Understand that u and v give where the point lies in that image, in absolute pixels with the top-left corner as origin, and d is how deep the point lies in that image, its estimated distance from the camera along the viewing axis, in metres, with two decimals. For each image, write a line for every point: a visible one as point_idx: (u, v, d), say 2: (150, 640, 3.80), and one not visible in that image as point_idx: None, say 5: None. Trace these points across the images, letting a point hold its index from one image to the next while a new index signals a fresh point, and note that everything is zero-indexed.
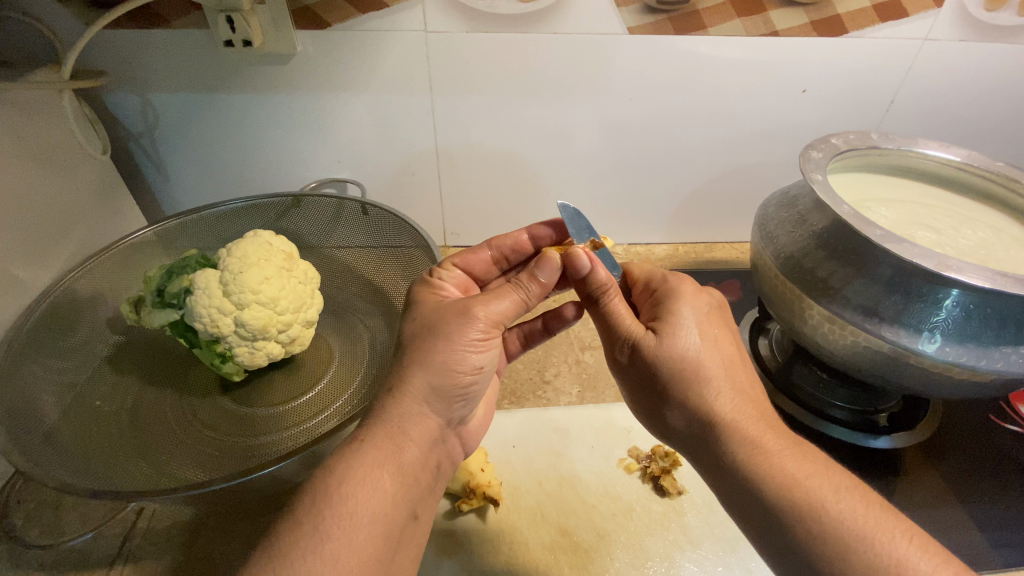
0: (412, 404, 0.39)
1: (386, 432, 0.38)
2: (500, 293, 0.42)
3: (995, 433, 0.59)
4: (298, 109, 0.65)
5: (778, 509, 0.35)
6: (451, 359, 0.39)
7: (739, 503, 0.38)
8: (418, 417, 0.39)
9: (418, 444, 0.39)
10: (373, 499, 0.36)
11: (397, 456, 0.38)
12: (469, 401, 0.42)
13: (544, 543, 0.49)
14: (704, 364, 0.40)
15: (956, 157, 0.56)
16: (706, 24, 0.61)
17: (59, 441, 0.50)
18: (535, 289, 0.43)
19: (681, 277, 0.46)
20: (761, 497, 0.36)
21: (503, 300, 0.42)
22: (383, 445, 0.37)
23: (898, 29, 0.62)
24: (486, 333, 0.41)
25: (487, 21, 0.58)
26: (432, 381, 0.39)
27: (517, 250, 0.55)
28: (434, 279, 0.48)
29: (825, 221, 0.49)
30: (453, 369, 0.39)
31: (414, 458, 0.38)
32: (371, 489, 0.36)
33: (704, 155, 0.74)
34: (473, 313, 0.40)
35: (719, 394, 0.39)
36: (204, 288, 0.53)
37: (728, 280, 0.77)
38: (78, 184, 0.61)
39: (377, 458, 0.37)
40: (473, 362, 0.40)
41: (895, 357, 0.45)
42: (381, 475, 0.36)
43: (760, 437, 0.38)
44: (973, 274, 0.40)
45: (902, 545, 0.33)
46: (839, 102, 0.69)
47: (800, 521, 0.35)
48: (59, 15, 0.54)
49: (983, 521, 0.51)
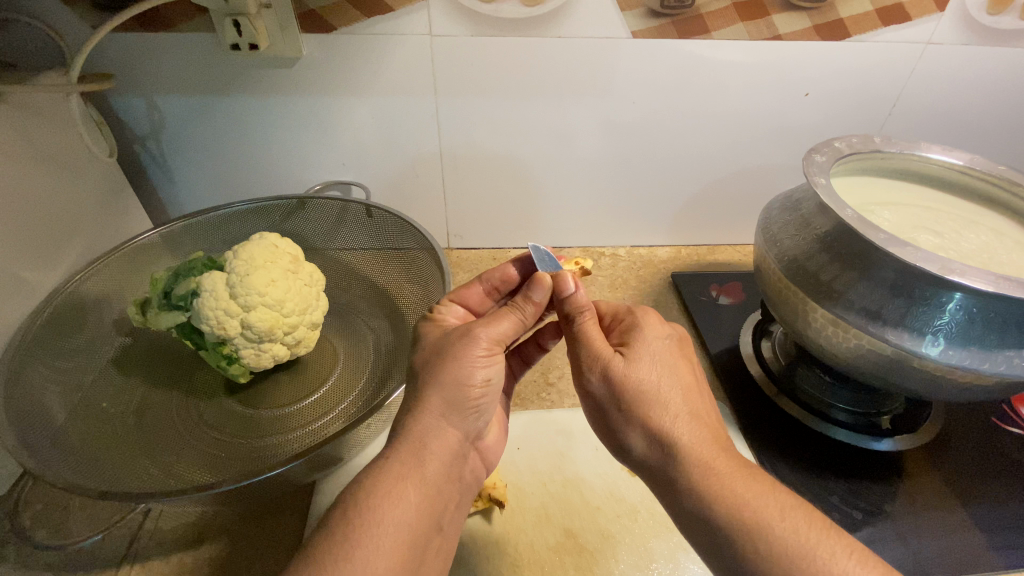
0: (431, 419, 0.39)
1: (409, 446, 0.38)
2: (499, 315, 0.43)
3: (998, 436, 0.59)
4: (303, 112, 0.65)
5: (725, 528, 0.35)
6: (461, 374, 0.39)
7: (690, 524, 0.38)
8: (440, 431, 0.39)
9: (440, 458, 0.39)
10: (399, 510, 0.36)
11: (420, 469, 0.38)
12: (484, 412, 0.43)
13: (549, 545, 0.49)
14: (662, 390, 0.40)
15: (958, 160, 0.57)
16: (710, 28, 0.61)
17: (66, 443, 0.50)
18: (530, 309, 0.44)
19: (645, 309, 0.46)
20: (711, 518, 0.36)
21: (502, 321, 0.43)
22: (407, 460, 0.38)
23: (901, 33, 0.62)
24: (489, 350, 0.41)
25: (491, 24, 0.58)
26: (446, 397, 0.39)
27: (508, 281, 0.52)
28: (434, 316, 0.47)
29: (829, 224, 0.49)
30: (463, 383, 0.39)
31: (437, 471, 0.39)
32: (397, 500, 0.36)
33: (707, 158, 0.74)
34: (474, 334, 0.41)
35: (676, 419, 0.39)
36: (211, 290, 0.53)
37: (731, 282, 0.78)
38: (86, 186, 0.61)
39: (402, 472, 0.37)
40: (481, 374, 0.40)
41: (898, 360, 0.45)
42: (406, 488, 0.37)
43: (712, 459, 0.37)
44: (977, 278, 0.40)
45: (844, 563, 0.33)
46: (842, 106, 0.69)
47: (747, 540, 0.35)
48: (67, 18, 0.55)
49: (986, 523, 0.51)
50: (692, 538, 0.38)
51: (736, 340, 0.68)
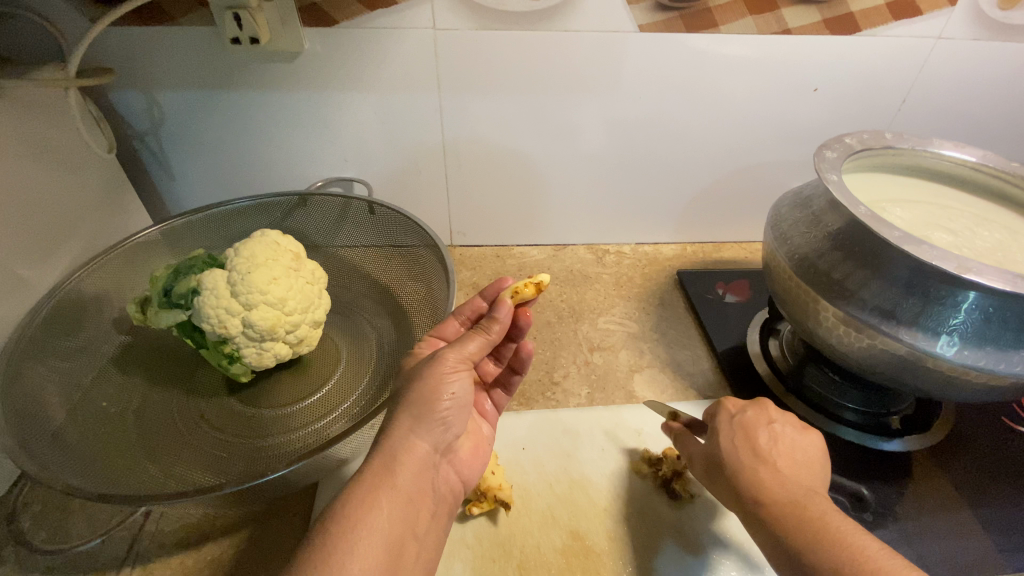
0: (401, 432, 0.39)
1: (380, 460, 0.38)
2: (467, 336, 0.43)
3: (1009, 436, 0.59)
4: (305, 108, 0.64)
5: (818, 563, 0.38)
6: (428, 389, 0.39)
7: (784, 567, 0.40)
8: (409, 442, 0.39)
9: (410, 469, 0.39)
10: (372, 519, 0.36)
11: (391, 481, 0.37)
12: (460, 425, 0.42)
13: (555, 547, 0.48)
14: (743, 451, 0.45)
15: (971, 157, 0.56)
16: (718, 22, 0.60)
17: (66, 444, 0.50)
18: (497, 327, 0.43)
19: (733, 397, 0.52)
20: (798, 553, 0.39)
21: (467, 343, 0.42)
22: (379, 473, 0.38)
23: (910, 28, 0.61)
24: (457, 366, 0.41)
25: (496, 17, 0.58)
26: (415, 412, 0.39)
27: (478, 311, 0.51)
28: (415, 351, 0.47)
29: (841, 221, 0.49)
30: (429, 397, 0.39)
31: (409, 482, 0.38)
32: (369, 509, 0.36)
33: (713, 154, 0.73)
34: (441, 354, 0.41)
35: (765, 473, 0.43)
36: (212, 289, 0.53)
37: (737, 280, 0.77)
38: (85, 183, 0.61)
39: (372, 485, 0.37)
40: (449, 388, 0.40)
41: (912, 360, 0.44)
42: (377, 499, 0.36)
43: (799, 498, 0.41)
44: (993, 276, 0.39)
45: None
46: (850, 102, 0.68)
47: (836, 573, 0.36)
48: (64, 12, 0.54)
49: (997, 525, 0.51)
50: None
51: (743, 339, 0.67)
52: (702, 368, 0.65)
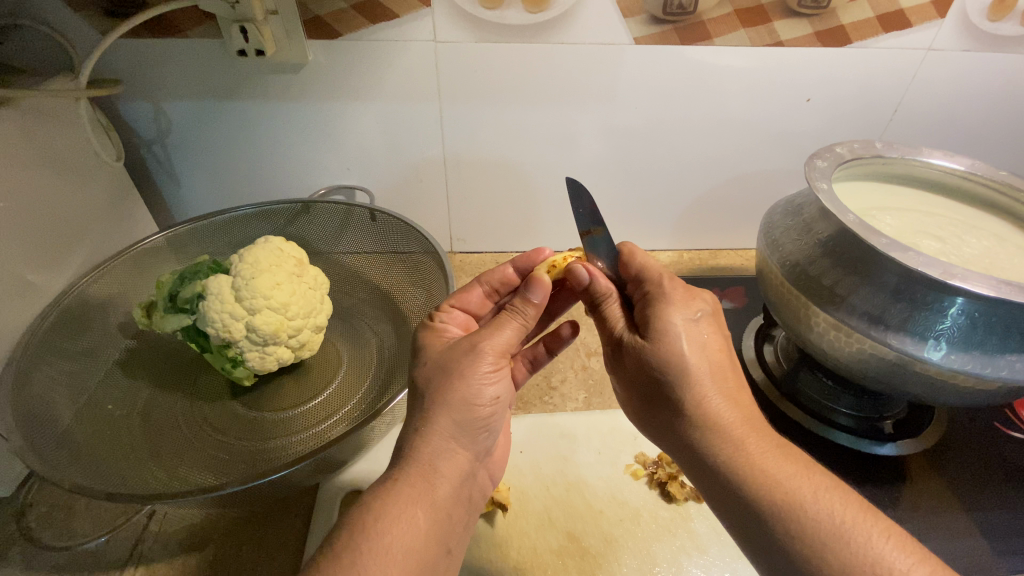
0: (441, 441, 0.40)
1: (419, 471, 0.38)
2: (501, 325, 0.43)
3: (1000, 440, 0.59)
4: (308, 118, 0.66)
5: (772, 527, 0.36)
6: (469, 394, 0.40)
7: (736, 517, 0.38)
8: (448, 452, 0.40)
9: (450, 480, 0.39)
10: (408, 534, 0.36)
11: (431, 493, 0.38)
12: (492, 430, 0.43)
13: (553, 548, 0.49)
14: (694, 369, 0.41)
15: (960, 165, 0.57)
16: (712, 34, 0.61)
17: (73, 445, 0.51)
18: (531, 311, 0.44)
19: (671, 282, 0.46)
20: (744, 495, 0.38)
21: (504, 329, 0.43)
22: (417, 485, 0.38)
23: (901, 39, 0.63)
24: (497, 363, 0.42)
25: (496, 31, 0.59)
26: (455, 418, 0.40)
27: (507, 280, 0.53)
28: (436, 322, 0.47)
29: (831, 229, 0.50)
30: (470, 403, 0.40)
31: (447, 494, 0.39)
32: (406, 524, 0.36)
33: (709, 163, 0.75)
34: (481, 348, 0.41)
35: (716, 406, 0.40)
36: (216, 294, 0.54)
37: (733, 286, 0.78)
38: (93, 190, 0.62)
39: (411, 495, 0.37)
40: (491, 391, 0.41)
41: (901, 364, 0.45)
42: (415, 511, 0.37)
43: (742, 432, 0.39)
44: (978, 282, 0.40)
45: (881, 545, 0.34)
46: (843, 112, 0.70)
47: (783, 522, 0.36)
48: (75, 24, 0.55)
49: (987, 528, 0.51)
50: (722, 518, 0.40)
51: (739, 344, 0.68)
52: None
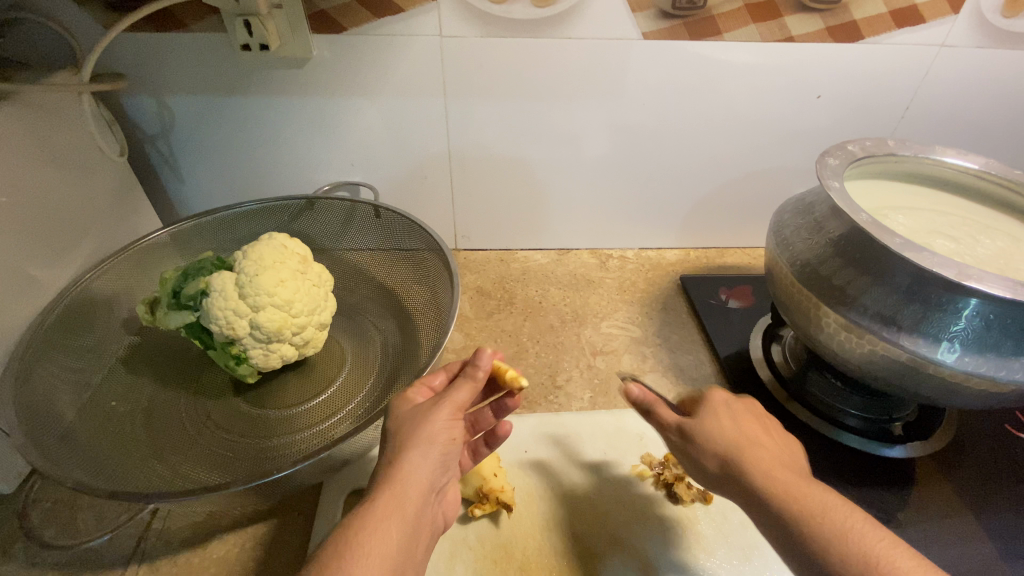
0: (413, 462, 0.39)
1: (390, 487, 0.38)
2: (455, 384, 0.43)
3: (1011, 442, 0.58)
4: (312, 113, 0.65)
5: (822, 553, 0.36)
6: (432, 432, 0.40)
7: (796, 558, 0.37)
8: (418, 472, 0.39)
9: (418, 497, 0.39)
10: (382, 545, 0.36)
11: (402, 508, 0.37)
12: (453, 466, 0.42)
13: (557, 550, 0.49)
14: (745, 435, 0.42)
15: (973, 164, 0.56)
16: (721, 29, 0.60)
17: (76, 441, 0.50)
18: (481, 373, 0.43)
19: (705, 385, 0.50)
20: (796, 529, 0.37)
21: (460, 389, 0.42)
22: (390, 500, 0.37)
23: (914, 35, 0.62)
24: (454, 416, 0.41)
25: (501, 24, 0.58)
26: (424, 444, 0.39)
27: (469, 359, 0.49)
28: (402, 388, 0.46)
29: (842, 228, 0.49)
30: (432, 439, 0.40)
31: (415, 510, 0.38)
32: (378, 536, 0.36)
33: (716, 161, 0.74)
34: (440, 402, 0.41)
35: (772, 462, 0.41)
36: (220, 291, 0.53)
37: (741, 285, 0.77)
38: (97, 186, 0.62)
39: (384, 511, 0.37)
40: (448, 434, 0.41)
41: (913, 366, 0.45)
42: (388, 524, 0.36)
43: (781, 482, 0.39)
44: (993, 284, 0.39)
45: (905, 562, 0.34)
46: (854, 110, 0.69)
47: (841, 559, 0.35)
48: (78, 17, 0.55)
49: (997, 532, 0.51)
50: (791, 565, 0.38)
51: (745, 345, 0.68)
52: (705, 373, 0.66)
